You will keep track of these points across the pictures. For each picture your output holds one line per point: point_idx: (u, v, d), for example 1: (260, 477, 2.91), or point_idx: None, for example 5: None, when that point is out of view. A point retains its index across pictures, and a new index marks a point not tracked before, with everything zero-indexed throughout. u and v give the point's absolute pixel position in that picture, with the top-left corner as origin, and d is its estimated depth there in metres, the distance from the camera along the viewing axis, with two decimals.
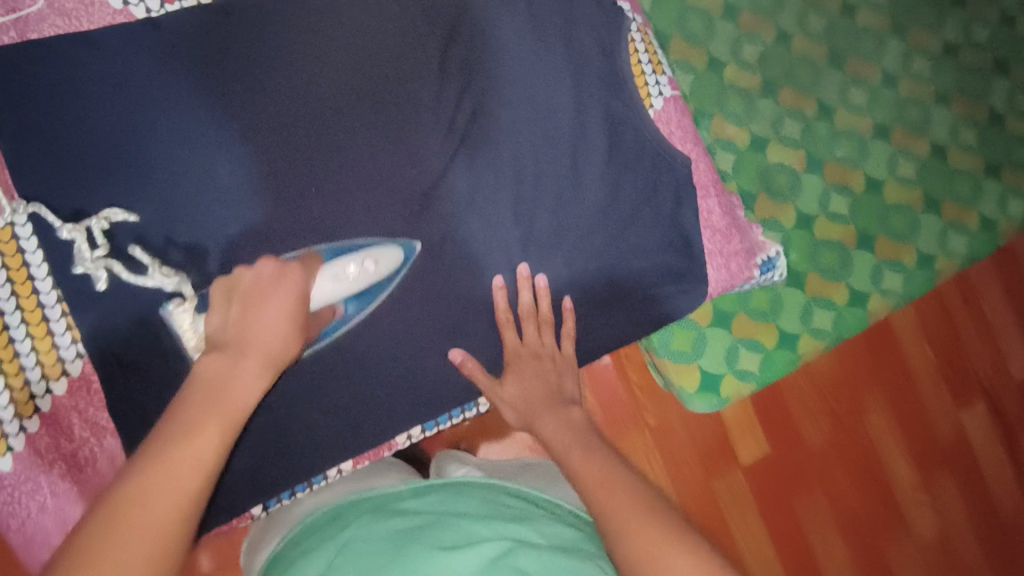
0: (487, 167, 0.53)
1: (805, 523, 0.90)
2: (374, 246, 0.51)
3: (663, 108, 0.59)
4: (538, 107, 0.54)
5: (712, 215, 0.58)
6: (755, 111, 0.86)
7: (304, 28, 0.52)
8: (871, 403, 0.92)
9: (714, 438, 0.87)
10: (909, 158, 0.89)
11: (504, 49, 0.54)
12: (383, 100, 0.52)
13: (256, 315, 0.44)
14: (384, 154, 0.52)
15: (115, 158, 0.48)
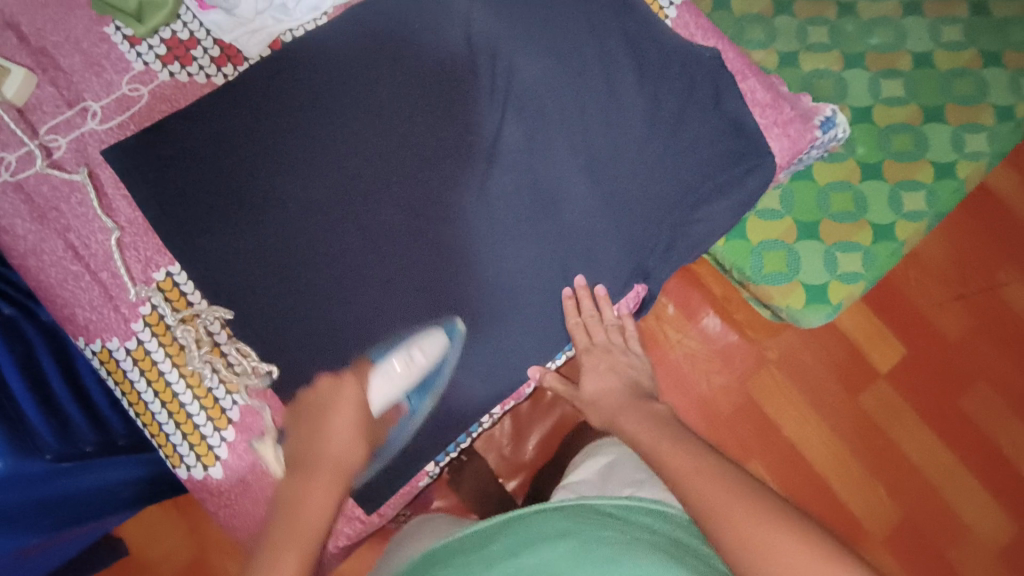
0: (534, 112, 0.66)
1: (974, 414, 1.11)
2: (422, 338, 0.62)
3: (678, 16, 0.72)
4: (565, 50, 0.67)
5: (756, 92, 0.70)
6: (776, 30, 1.14)
7: (362, 45, 0.67)
8: (1004, 278, 1.15)
9: (846, 356, 1.12)
10: (952, 23, 1.14)
11: (518, 19, 0.67)
12: (434, 85, 0.66)
13: (327, 422, 0.57)
14: (456, 126, 0.66)
15: (260, 197, 0.64)
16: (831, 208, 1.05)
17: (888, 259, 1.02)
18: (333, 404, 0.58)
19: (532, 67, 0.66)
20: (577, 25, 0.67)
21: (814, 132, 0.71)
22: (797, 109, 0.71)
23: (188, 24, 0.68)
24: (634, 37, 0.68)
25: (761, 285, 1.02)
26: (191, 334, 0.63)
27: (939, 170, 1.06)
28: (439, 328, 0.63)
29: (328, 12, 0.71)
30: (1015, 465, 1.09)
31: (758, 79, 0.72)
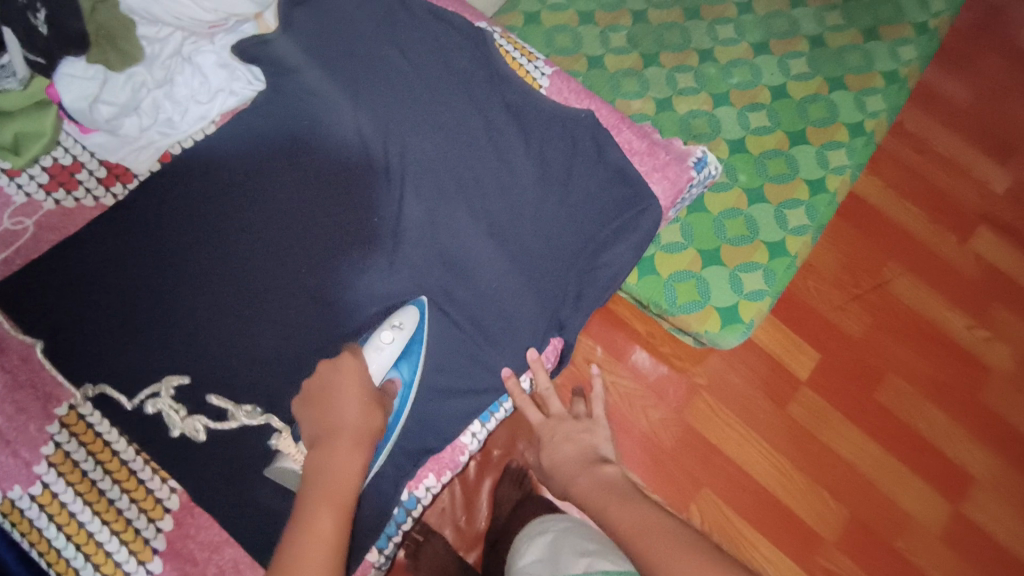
0: (432, 190, 0.79)
1: (892, 405, 1.19)
2: (401, 311, 0.74)
3: (551, 84, 0.86)
4: (453, 132, 0.81)
5: (633, 144, 0.85)
6: (648, 81, 1.25)
7: (281, 149, 0.80)
8: (890, 273, 1.27)
9: (769, 370, 1.18)
10: (797, 57, 1.28)
11: (409, 113, 0.81)
12: (339, 180, 0.79)
13: (337, 394, 0.67)
14: (360, 213, 0.78)
15: (190, 297, 0.76)
16: (728, 234, 1.12)
17: (785, 273, 1.10)
18: (337, 381, 0.68)
19: (427, 146, 0.80)
20: (465, 109, 0.82)
21: (689, 173, 0.83)
22: (669, 155, 0.84)
23: (69, 149, 0.79)
24: (517, 110, 0.82)
25: (678, 315, 1.08)
26: (163, 405, 0.74)
27: (812, 187, 1.17)
28: (411, 301, 0.76)
29: (215, 120, 0.83)
30: (936, 446, 1.17)
31: (631, 132, 0.86)
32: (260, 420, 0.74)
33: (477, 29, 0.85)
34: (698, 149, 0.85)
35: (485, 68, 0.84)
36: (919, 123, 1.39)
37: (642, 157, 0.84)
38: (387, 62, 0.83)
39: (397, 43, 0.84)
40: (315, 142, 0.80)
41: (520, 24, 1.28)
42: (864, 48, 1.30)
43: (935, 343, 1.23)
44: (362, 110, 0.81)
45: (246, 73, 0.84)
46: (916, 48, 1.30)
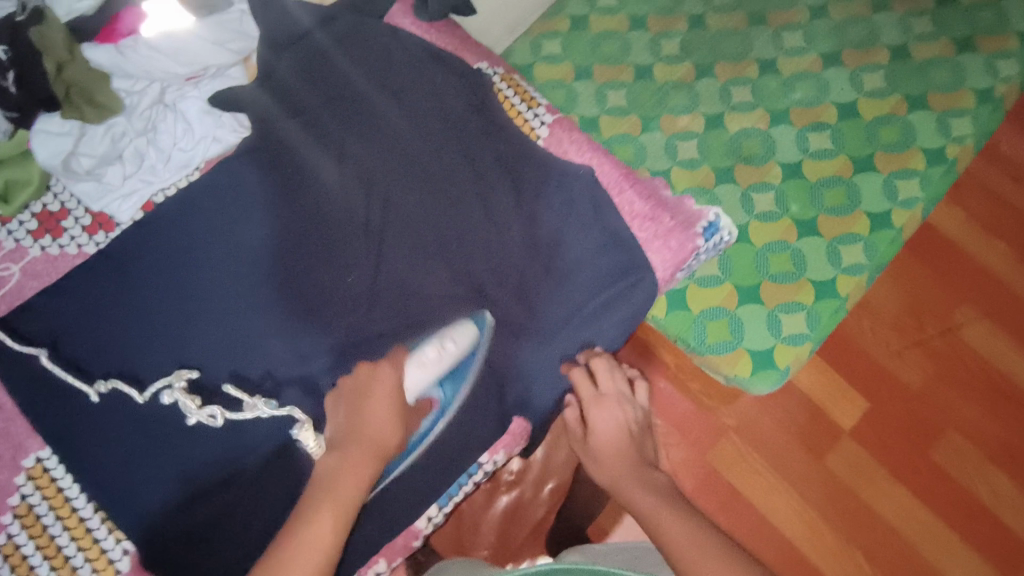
0: (412, 243, 0.76)
1: (947, 465, 1.07)
2: (455, 329, 0.74)
3: (549, 132, 0.86)
4: (445, 177, 0.78)
5: (637, 202, 0.82)
6: (699, 95, 1.15)
7: (273, 179, 0.78)
8: (962, 318, 1.14)
9: (808, 417, 1.10)
10: (874, 70, 1.15)
11: (407, 151, 0.79)
12: (318, 231, 0.76)
13: (369, 407, 0.69)
14: (331, 273, 0.75)
15: (173, 335, 0.75)
16: (770, 270, 1.04)
17: (831, 319, 1.01)
18: (372, 389, 0.70)
19: (414, 201, 0.77)
20: (461, 156, 0.79)
21: (695, 241, 0.79)
22: (677, 217, 0.81)
23: (59, 195, 0.83)
24: (513, 159, 0.81)
25: (706, 355, 1.02)
26: (175, 394, 0.72)
27: (875, 222, 1.05)
28: (469, 318, 0.75)
29: (199, 167, 0.84)
30: (996, 516, 1.05)
31: (637, 189, 0.83)
32: (283, 410, 0.72)
33: (478, 73, 0.85)
34: (711, 214, 0.81)
35: (482, 115, 0.81)
36: (1016, 145, 1.22)
37: (643, 221, 0.81)
38: (371, 113, 0.80)
39: (392, 90, 0.81)
40: (303, 188, 0.77)
41: (566, 29, 1.20)
42: (956, 60, 1.14)
43: (1008, 401, 1.10)
44: (342, 166, 0.78)
45: (231, 120, 0.84)
46: (1019, 62, 1.12)
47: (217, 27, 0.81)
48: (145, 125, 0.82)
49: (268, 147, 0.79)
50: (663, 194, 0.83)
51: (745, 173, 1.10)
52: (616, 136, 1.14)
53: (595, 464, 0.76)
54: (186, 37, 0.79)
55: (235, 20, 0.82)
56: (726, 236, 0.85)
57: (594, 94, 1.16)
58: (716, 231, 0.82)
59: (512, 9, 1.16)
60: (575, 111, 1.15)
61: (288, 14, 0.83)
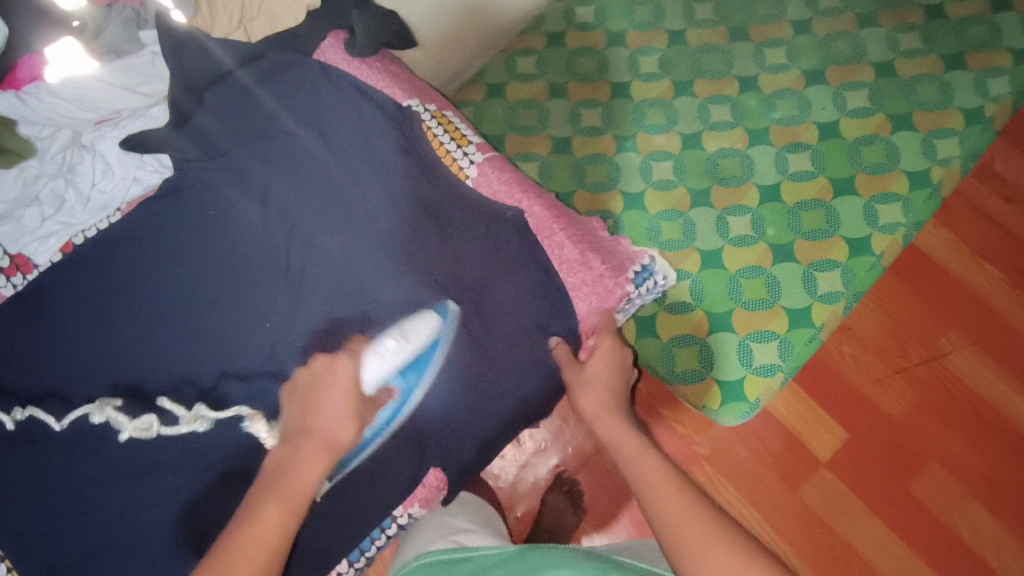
0: (325, 289, 0.74)
1: (926, 499, 1.03)
2: (414, 318, 0.71)
3: (478, 173, 0.80)
4: (364, 219, 0.76)
5: (566, 248, 0.77)
6: (677, 112, 1.12)
7: (207, 215, 0.78)
8: (947, 345, 1.09)
9: (783, 447, 1.06)
10: (858, 88, 1.11)
11: (330, 192, 0.77)
12: (242, 272, 0.76)
13: (321, 400, 0.62)
14: (252, 319, 0.75)
15: (83, 388, 0.76)
16: (744, 296, 1.00)
17: (805, 347, 0.98)
18: (326, 382, 0.64)
19: (333, 244, 0.75)
20: (382, 200, 0.76)
21: (625, 288, 0.76)
22: (617, 261, 0.77)
23: None
24: (432, 205, 0.77)
25: (675, 384, 0.99)
26: (104, 415, 0.73)
27: (854, 247, 1.02)
28: (432, 308, 0.72)
29: (120, 207, 0.87)
30: (976, 553, 1.00)
31: (570, 232, 0.78)
32: (228, 412, 0.73)
33: (405, 110, 0.80)
34: (643, 257, 0.78)
35: (408, 156, 0.78)
36: (1010, 165, 1.17)
37: (572, 267, 0.77)
38: (298, 151, 0.78)
39: (319, 127, 0.79)
40: (233, 228, 0.77)
41: (541, 46, 1.18)
42: (944, 78, 1.10)
43: (993, 433, 1.05)
44: (263, 218, 0.77)
45: (153, 161, 0.86)
46: (1010, 80, 1.08)
47: (126, 72, 0.82)
48: (61, 167, 0.85)
49: (195, 186, 0.79)
50: (599, 237, 0.79)
51: (721, 195, 1.06)
52: (589, 155, 1.11)
53: (583, 395, 0.69)
54: (92, 82, 0.81)
55: (145, 62, 0.83)
56: (665, 281, 0.80)
57: (567, 113, 1.13)
58: (650, 275, 0.78)
59: (485, 26, 1.14)
60: (547, 131, 1.13)
61: (208, 52, 0.78)
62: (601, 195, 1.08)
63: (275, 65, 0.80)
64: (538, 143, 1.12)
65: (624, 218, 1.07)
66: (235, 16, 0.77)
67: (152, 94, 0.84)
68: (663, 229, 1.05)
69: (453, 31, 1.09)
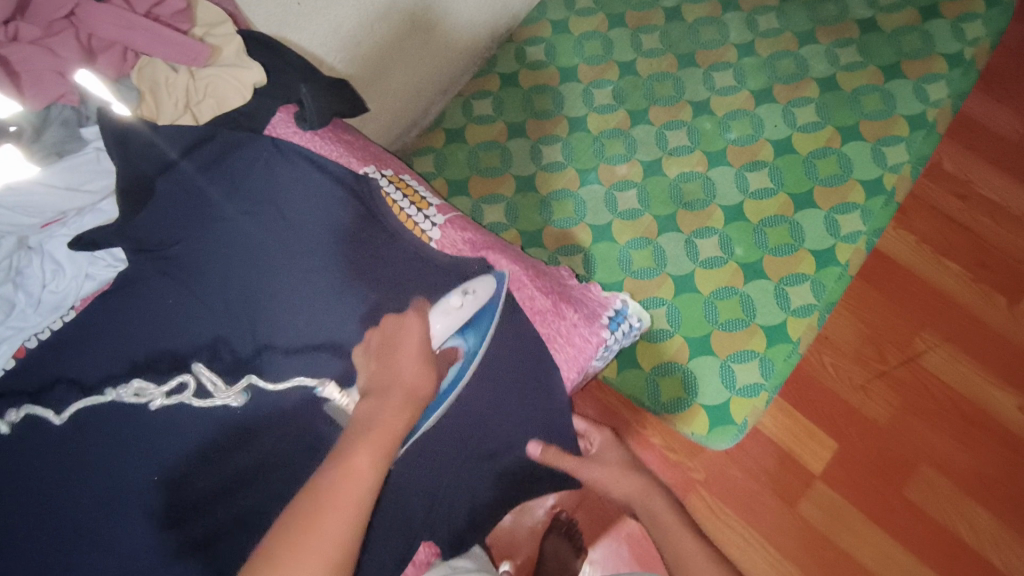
0: (280, 380, 0.65)
1: (922, 501, 1.03)
2: (476, 279, 0.69)
3: (443, 233, 0.74)
4: (322, 294, 0.66)
5: (536, 300, 0.72)
6: (636, 141, 1.13)
7: (137, 300, 0.68)
8: (923, 345, 1.11)
9: (776, 465, 1.06)
10: (806, 103, 1.14)
11: (272, 271, 0.67)
12: (181, 368, 0.65)
13: (397, 353, 0.61)
14: (206, 417, 0.64)
15: (65, 437, 0.63)
16: (720, 318, 1.01)
17: (785, 364, 0.98)
18: (402, 337, 0.62)
19: (300, 322, 0.66)
20: (348, 272, 0.67)
21: (602, 334, 0.74)
22: (590, 305, 0.76)
23: None
24: (400, 270, 0.69)
25: (662, 412, 0.98)
26: (128, 391, 0.63)
27: (821, 259, 1.03)
28: (489, 275, 0.70)
29: (74, 305, 0.71)
30: (976, 550, 1.00)
31: (539, 283, 0.74)
32: (288, 384, 0.65)
33: (363, 175, 0.74)
34: (616, 302, 0.77)
35: (372, 225, 0.70)
36: (959, 163, 1.21)
37: (544, 318, 0.72)
38: (248, 233, 0.68)
39: (275, 202, 0.69)
40: (185, 322, 0.67)
41: (497, 87, 1.19)
42: (886, 87, 1.13)
43: (977, 428, 1.06)
44: (215, 310, 0.67)
45: (105, 254, 0.72)
46: (947, 85, 1.12)
47: (69, 171, 0.67)
48: (8, 272, 0.69)
49: (150, 278, 0.68)
50: (566, 286, 0.77)
51: (688, 219, 1.07)
52: (554, 191, 1.11)
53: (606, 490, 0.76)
54: (29, 188, 0.64)
55: (91, 161, 0.68)
56: (638, 322, 0.80)
57: (528, 151, 1.14)
58: (626, 319, 0.77)
59: (438, 73, 1.14)
60: (510, 170, 1.13)
61: (150, 145, 0.69)
62: (569, 230, 1.08)
63: (222, 149, 0.71)
64: (503, 183, 1.12)
65: (594, 251, 1.07)
66: (180, 100, 0.70)
67: (100, 190, 0.70)
68: (633, 258, 1.06)
69: (409, 79, 1.09)
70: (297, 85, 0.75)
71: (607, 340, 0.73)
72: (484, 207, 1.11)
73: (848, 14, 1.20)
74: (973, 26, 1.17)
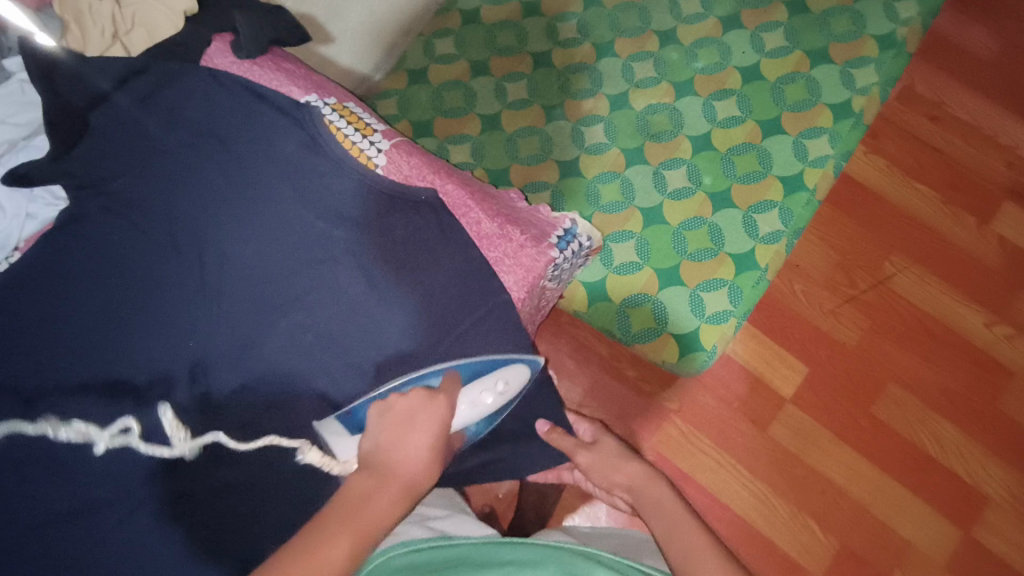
0: (232, 307, 0.66)
1: (888, 418, 1.06)
2: (510, 369, 0.67)
3: (388, 160, 0.71)
4: (274, 228, 0.67)
5: (484, 223, 0.70)
6: (602, 74, 1.11)
7: (80, 241, 0.66)
8: (890, 268, 1.11)
9: (748, 392, 1.08)
10: (773, 29, 1.11)
11: (222, 208, 0.67)
12: (132, 303, 0.65)
13: (410, 432, 0.59)
14: (155, 343, 0.65)
15: (19, 385, 0.62)
16: (689, 248, 1.01)
17: (753, 291, 0.99)
18: (420, 419, 0.60)
19: (249, 252, 0.67)
20: (297, 204, 0.68)
21: (551, 253, 0.70)
22: (543, 223, 0.73)
23: None
24: (346, 199, 0.69)
25: (634, 342, 1.00)
26: (72, 431, 0.59)
27: (788, 185, 1.03)
28: (521, 360, 0.68)
29: (19, 247, 0.71)
30: (942, 463, 1.03)
31: (486, 207, 0.71)
32: (258, 442, 0.63)
33: (302, 103, 0.70)
34: (565, 221, 0.74)
35: (315, 154, 0.69)
36: (930, 84, 1.19)
37: (492, 242, 0.70)
38: (196, 167, 0.68)
39: (219, 137, 0.69)
40: (135, 259, 0.66)
41: (458, 25, 1.16)
42: (855, 8, 1.11)
43: (944, 347, 1.08)
44: (164, 248, 0.67)
45: (43, 192, 0.71)
46: (917, 3, 1.10)
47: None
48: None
49: (94, 215, 0.67)
50: (518, 209, 0.75)
51: (656, 151, 1.06)
52: (519, 129, 1.09)
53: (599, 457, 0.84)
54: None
55: (16, 92, 0.71)
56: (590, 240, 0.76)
57: (493, 90, 1.12)
58: (575, 238, 0.74)
59: (396, 12, 1.11)
60: (475, 110, 1.11)
61: (80, 76, 0.68)
62: (536, 167, 1.07)
63: (158, 80, 0.69)
64: (468, 123, 1.10)
65: (562, 187, 1.06)
66: (108, 29, 0.70)
67: (28, 124, 0.71)
68: (601, 192, 1.05)
69: (365, 19, 1.06)
70: (231, 12, 0.72)
71: (556, 258, 0.70)
72: (449, 148, 1.09)
73: None
74: None
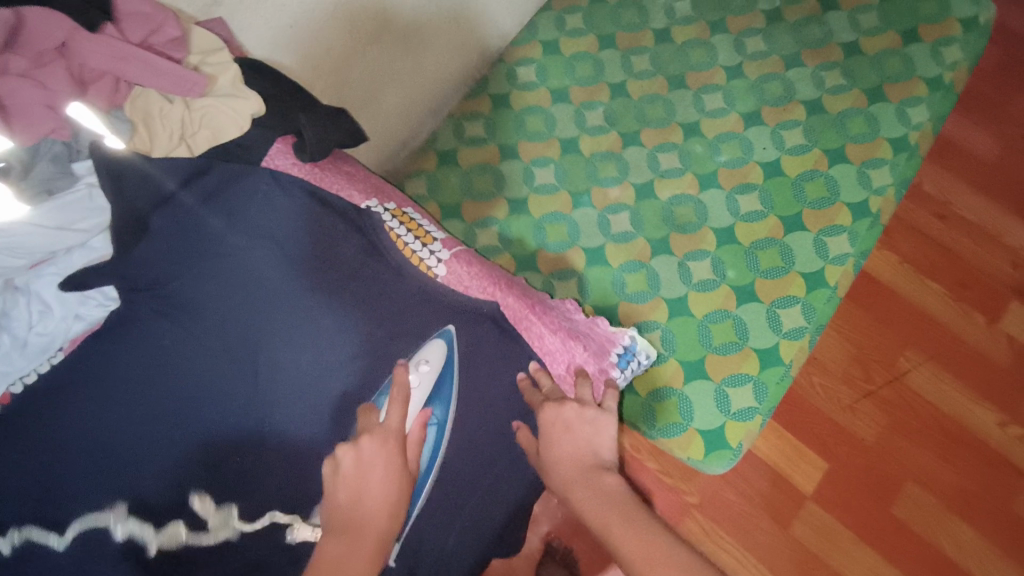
0: (281, 416, 0.62)
1: (910, 520, 1.04)
2: (425, 350, 0.66)
3: (449, 271, 0.73)
4: (324, 332, 0.64)
5: (548, 339, 0.73)
6: (628, 163, 1.13)
7: (133, 335, 0.65)
8: (908, 364, 1.12)
9: (770, 485, 1.06)
10: (793, 127, 1.15)
11: (276, 310, 0.65)
12: (182, 400, 0.62)
13: (364, 483, 0.58)
14: (201, 436, 0.61)
15: (68, 494, 0.59)
16: (714, 341, 1.01)
17: (778, 387, 0.99)
18: (360, 470, 0.58)
19: (301, 359, 0.63)
20: (352, 308, 0.66)
21: (614, 371, 0.76)
22: (602, 338, 0.77)
23: None
24: (401, 305, 0.68)
25: (660, 437, 0.99)
26: (127, 529, 0.56)
27: (811, 282, 1.04)
28: (438, 334, 0.67)
29: (62, 347, 0.67)
30: (963, 568, 1.02)
31: (546, 320, 0.74)
32: (262, 521, 0.59)
33: (364, 209, 0.73)
34: (626, 338, 0.78)
35: (376, 258, 0.70)
36: (939, 184, 1.24)
37: (557, 359, 0.73)
38: (253, 266, 0.66)
39: (272, 236, 0.68)
40: (185, 359, 0.63)
41: (488, 109, 1.18)
42: (870, 112, 1.15)
43: (961, 446, 1.08)
44: (215, 348, 0.64)
45: (96, 293, 0.68)
46: (929, 108, 1.15)
47: (58, 210, 0.65)
48: None
49: (148, 318, 0.65)
50: (575, 322, 0.78)
51: (680, 241, 1.08)
52: (546, 214, 1.10)
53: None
54: (20, 230, 0.63)
55: (83, 197, 0.66)
56: (647, 358, 0.81)
57: (521, 173, 1.13)
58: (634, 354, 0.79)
59: (427, 93, 1.13)
60: (503, 194, 1.12)
61: (149, 177, 0.66)
62: (563, 254, 1.08)
63: (221, 180, 0.69)
64: (496, 206, 1.11)
65: (588, 275, 1.06)
66: (176, 131, 0.68)
67: (92, 229, 0.68)
68: (627, 281, 1.06)
69: (399, 102, 1.08)
70: (296, 114, 0.74)
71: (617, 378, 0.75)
72: (477, 232, 1.10)
73: (834, 38, 1.22)
74: (953, 51, 1.19)
